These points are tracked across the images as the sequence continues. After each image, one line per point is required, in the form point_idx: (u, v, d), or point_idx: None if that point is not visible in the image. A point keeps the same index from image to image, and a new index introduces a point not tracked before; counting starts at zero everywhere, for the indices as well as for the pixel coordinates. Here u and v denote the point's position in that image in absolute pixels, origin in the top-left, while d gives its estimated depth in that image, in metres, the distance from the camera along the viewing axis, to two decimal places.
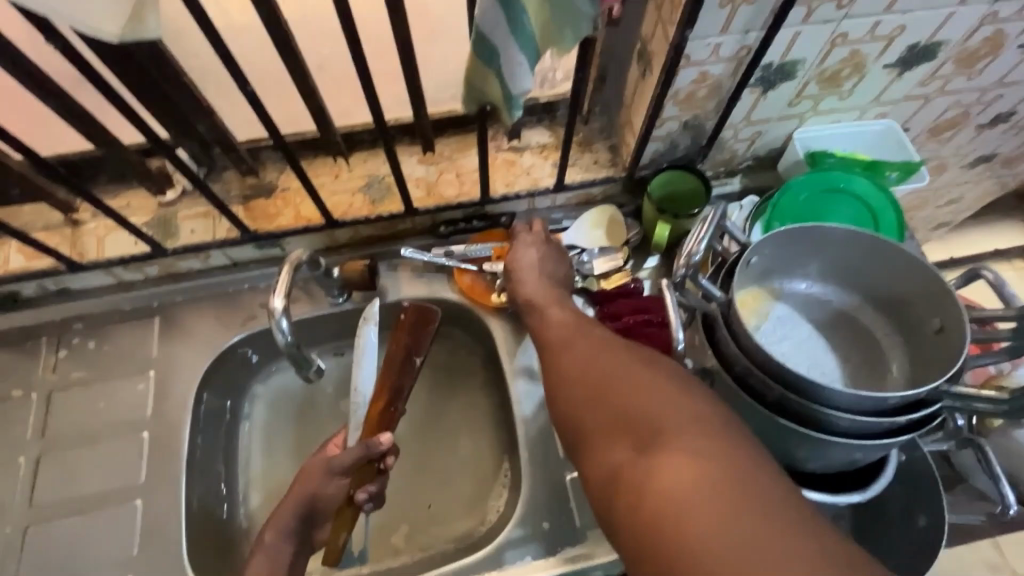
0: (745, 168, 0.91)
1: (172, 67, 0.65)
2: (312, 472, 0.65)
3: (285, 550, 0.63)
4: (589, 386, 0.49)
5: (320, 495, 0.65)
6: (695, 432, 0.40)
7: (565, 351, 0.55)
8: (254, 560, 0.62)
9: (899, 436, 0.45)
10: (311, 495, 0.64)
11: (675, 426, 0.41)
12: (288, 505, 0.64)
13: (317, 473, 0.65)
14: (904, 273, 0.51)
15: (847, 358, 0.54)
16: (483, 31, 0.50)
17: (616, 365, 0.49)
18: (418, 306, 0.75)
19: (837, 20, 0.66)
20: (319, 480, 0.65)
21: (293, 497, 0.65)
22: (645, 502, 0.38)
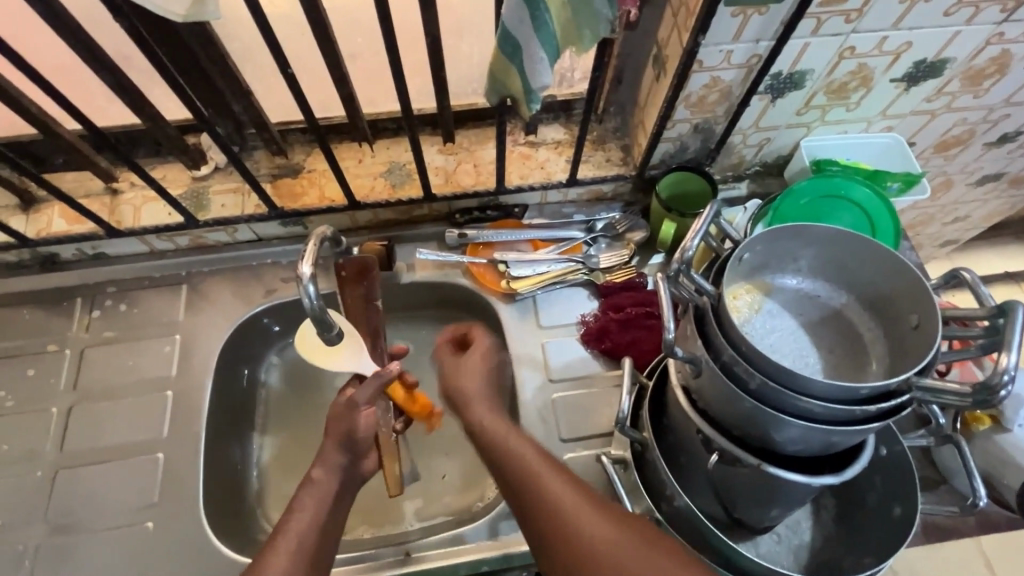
0: (752, 173, 0.94)
1: (215, 48, 0.70)
2: (337, 415, 0.65)
3: (334, 484, 0.63)
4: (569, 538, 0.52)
5: (356, 430, 0.64)
6: None
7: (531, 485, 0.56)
8: (305, 492, 0.62)
9: (869, 424, 0.48)
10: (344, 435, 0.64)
11: None
12: (329, 444, 0.64)
13: (343, 412, 0.65)
14: (887, 270, 0.54)
15: (832, 351, 0.57)
16: (508, 27, 0.54)
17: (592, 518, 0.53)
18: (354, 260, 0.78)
19: (846, 33, 0.69)
20: (348, 416, 0.64)
21: (329, 437, 0.65)
22: None
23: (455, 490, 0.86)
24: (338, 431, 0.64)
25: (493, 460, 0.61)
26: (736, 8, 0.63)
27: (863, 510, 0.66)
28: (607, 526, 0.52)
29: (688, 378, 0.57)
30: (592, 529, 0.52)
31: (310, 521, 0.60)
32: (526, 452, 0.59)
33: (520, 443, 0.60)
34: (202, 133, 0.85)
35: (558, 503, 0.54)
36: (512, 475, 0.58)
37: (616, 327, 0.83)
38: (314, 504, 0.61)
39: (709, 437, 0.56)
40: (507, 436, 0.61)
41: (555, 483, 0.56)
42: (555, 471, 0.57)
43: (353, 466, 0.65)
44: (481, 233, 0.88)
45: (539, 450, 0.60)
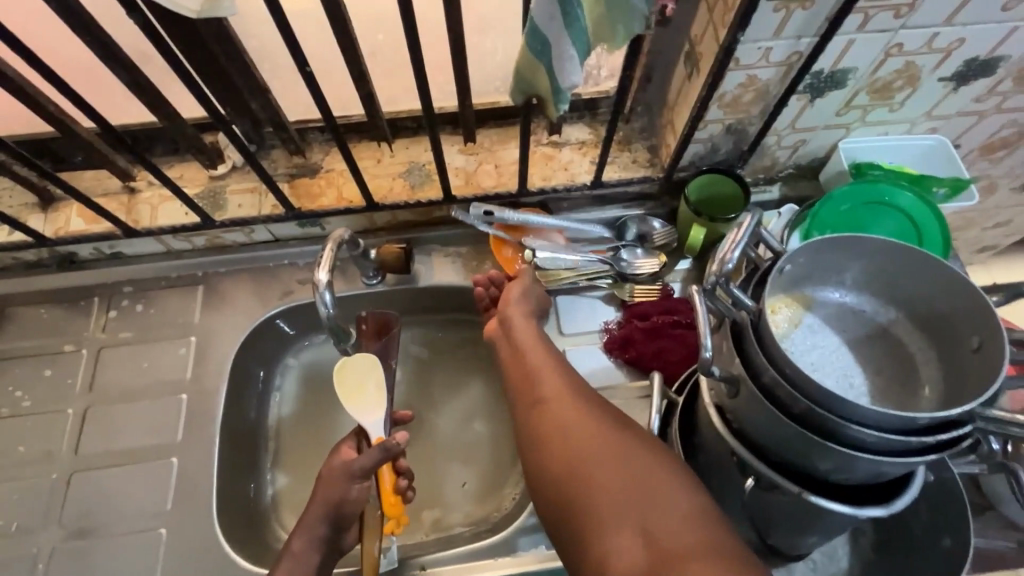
0: (785, 176, 0.90)
1: (232, 44, 0.68)
2: (331, 480, 0.64)
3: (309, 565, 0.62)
4: (539, 399, 0.59)
5: (346, 501, 0.63)
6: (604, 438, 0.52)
7: (526, 366, 0.64)
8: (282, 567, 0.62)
9: (925, 456, 0.44)
10: (332, 503, 0.63)
11: (589, 435, 0.53)
12: (315, 512, 0.63)
13: (339, 480, 0.64)
14: (944, 287, 0.50)
15: (878, 371, 0.53)
16: (537, 23, 0.51)
17: (560, 384, 0.60)
18: (377, 316, 0.79)
19: (894, 29, 0.65)
20: (341, 487, 0.63)
21: (315, 504, 0.64)
22: (571, 482, 0.51)
23: (473, 500, 0.84)
24: (327, 498, 0.64)
25: (515, 368, 0.66)
26: (778, 3, 0.59)
27: (907, 539, 0.62)
28: (586, 412, 0.56)
29: (722, 397, 0.54)
30: (558, 392, 0.59)
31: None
32: (537, 360, 0.64)
33: (537, 356, 0.65)
34: (219, 131, 0.84)
35: (548, 394, 0.59)
36: (523, 378, 0.64)
37: (642, 337, 0.79)
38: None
39: (744, 460, 0.53)
40: (525, 341, 0.68)
41: (554, 381, 0.61)
42: (556, 373, 0.62)
43: (332, 539, 0.65)
44: (509, 215, 0.80)
45: (551, 358, 0.65)
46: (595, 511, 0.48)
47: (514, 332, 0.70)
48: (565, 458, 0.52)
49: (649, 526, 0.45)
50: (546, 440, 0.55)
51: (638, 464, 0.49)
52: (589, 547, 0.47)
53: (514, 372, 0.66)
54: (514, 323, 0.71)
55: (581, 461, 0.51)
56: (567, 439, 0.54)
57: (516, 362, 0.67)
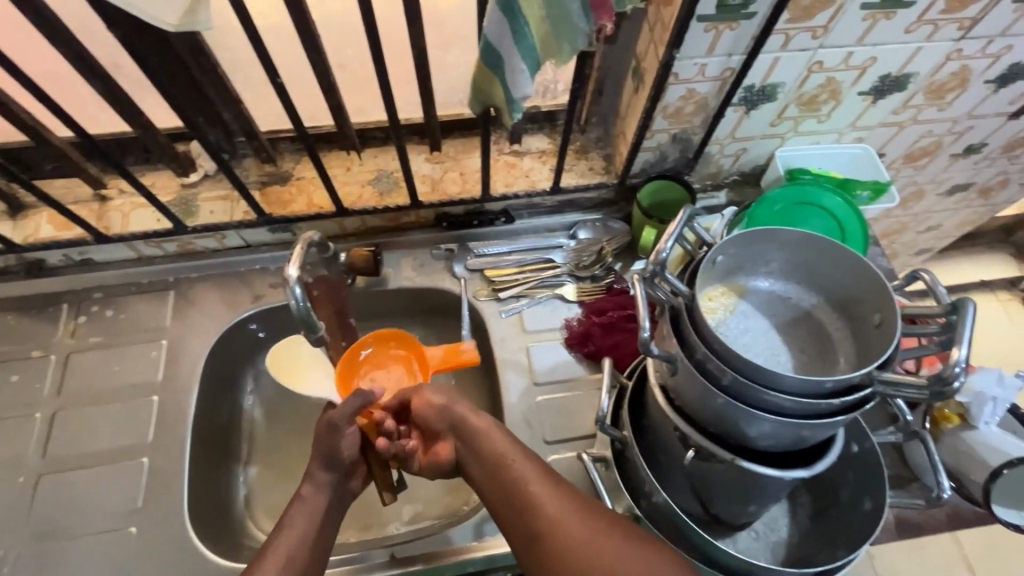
0: (730, 182, 0.97)
1: (206, 57, 0.71)
2: (319, 436, 0.66)
3: (323, 500, 0.64)
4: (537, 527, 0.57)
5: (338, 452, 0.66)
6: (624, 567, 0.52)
7: (508, 481, 0.60)
8: (292, 510, 0.63)
9: (835, 417, 0.50)
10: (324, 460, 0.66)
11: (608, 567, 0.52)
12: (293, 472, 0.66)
13: (324, 434, 0.66)
14: (853, 273, 0.57)
15: (802, 350, 0.59)
16: (490, 39, 0.56)
17: (551, 501, 0.58)
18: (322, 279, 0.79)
19: (813, 49, 0.73)
20: (328, 440, 0.66)
21: (314, 458, 0.66)
22: None
23: (443, 492, 0.87)
24: (319, 451, 0.66)
25: (491, 476, 0.62)
26: (708, 24, 0.66)
27: (837, 507, 0.68)
28: (602, 537, 0.55)
29: (665, 376, 0.59)
30: (553, 512, 0.57)
31: (299, 537, 0.60)
32: (526, 471, 0.60)
33: (525, 467, 0.61)
34: (191, 141, 0.87)
35: (555, 518, 0.56)
36: (513, 498, 0.59)
37: (599, 331, 0.85)
38: (303, 521, 0.62)
39: (685, 433, 0.58)
40: (498, 447, 0.63)
41: (551, 493, 0.59)
42: (551, 487, 0.59)
43: (341, 483, 0.67)
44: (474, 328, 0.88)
45: (541, 468, 0.61)
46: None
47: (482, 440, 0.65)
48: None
49: None
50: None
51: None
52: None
53: (492, 485, 0.62)
54: (473, 429, 0.66)
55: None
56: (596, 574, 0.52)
57: (491, 473, 0.62)
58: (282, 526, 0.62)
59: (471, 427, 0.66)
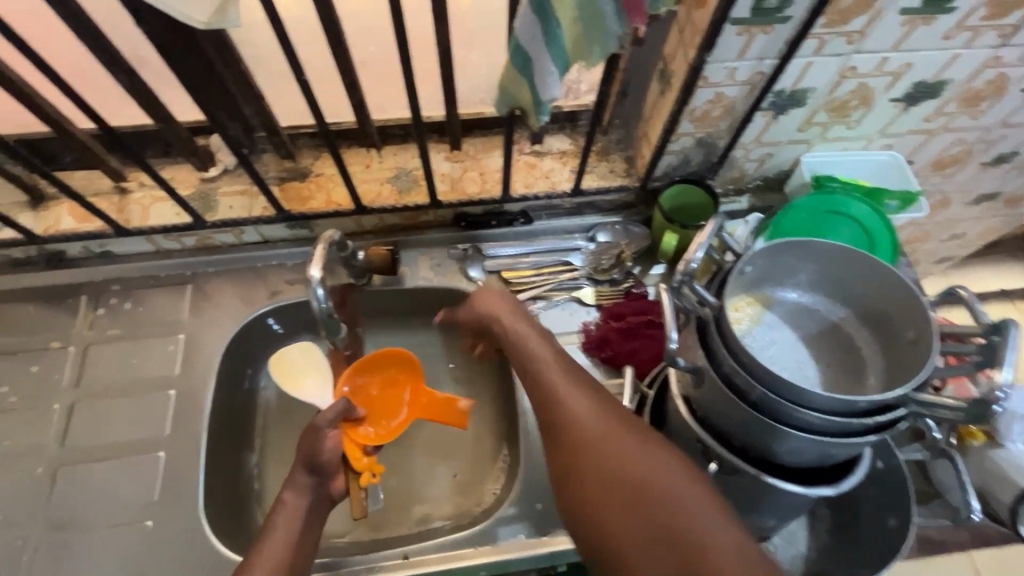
0: (753, 187, 0.96)
1: (230, 52, 0.71)
2: (306, 436, 0.68)
3: (305, 503, 0.64)
4: (532, 379, 0.61)
5: (320, 455, 0.66)
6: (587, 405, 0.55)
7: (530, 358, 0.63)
8: (277, 513, 0.63)
9: (866, 437, 0.48)
10: (306, 461, 0.66)
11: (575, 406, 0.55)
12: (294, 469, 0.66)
13: (308, 437, 0.67)
14: (885, 287, 0.55)
15: (829, 364, 0.58)
16: (520, 40, 0.55)
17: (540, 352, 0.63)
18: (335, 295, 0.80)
19: (847, 54, 0.71)
20: (310, 441, 0.67)
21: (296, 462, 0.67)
22: (580, 454, 0.52)
23: (455, 493, 0.87)
24: (302, 454, 0.66)
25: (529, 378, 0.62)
26: (741, 27, 0.65)
27: (858, 524, 0.66)
28: (607, 418, 0.54)
29: (689, 388, 0.58)
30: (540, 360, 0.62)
31: (285, 540, 0.60)
32: (559, 379, 0.58)
33: (558, 376, 0.59)
34: (211, 135, 0.87)
35: (583, 424, 0.54)
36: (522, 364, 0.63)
37: (616, 336, 0.84)
38: (286, 524, 0.61)
39: (708, 446, 0.57)
40: (531, 343, 0.64)
41: (582, 399, 0.56)
42: (585, 394, 0.56)
43: (323, 487, 0.67)
44: None
45: (563, 361, 0.62)
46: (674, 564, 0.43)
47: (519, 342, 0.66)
48: (613, 484, 0.49)
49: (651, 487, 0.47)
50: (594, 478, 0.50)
51: (676, 480, 0.48)
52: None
53: (526, 387, 0.61)
54: (521, 332, 0.67)
55: (649, 503, 0.47)
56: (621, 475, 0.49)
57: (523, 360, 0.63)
58: (268, 530, 0.61)
59: (520, 331, 0.67)
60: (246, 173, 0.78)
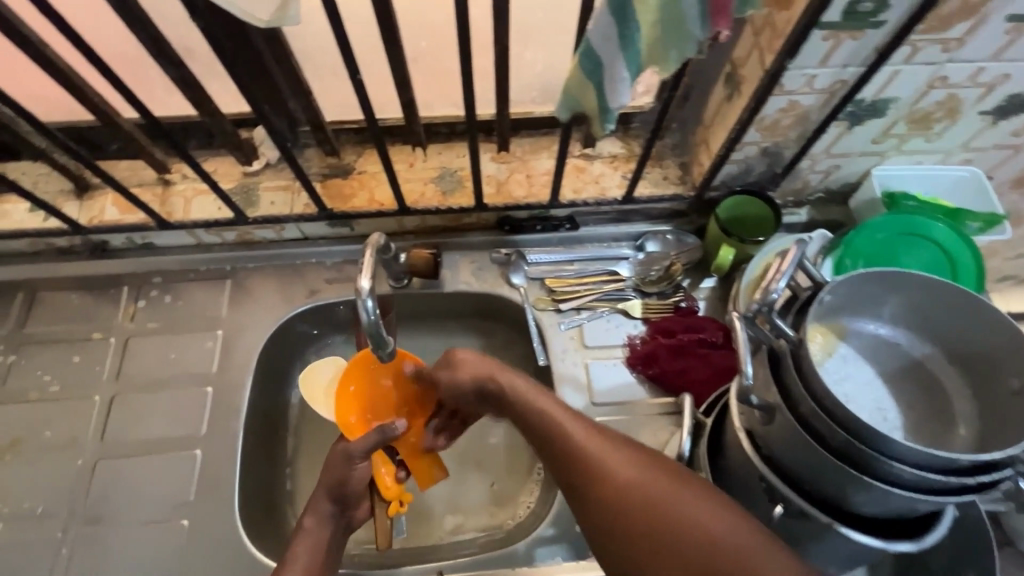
0: (814, 200, 0.90)
1: (281, 46, 0.68)
2: (332, 462, 0.64)
3: (326, 533, 0.62)
4: (542, 435, 0.56)
5: (348, 481, 0.64)
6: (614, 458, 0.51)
7: (532, 416, 0.57)
8: (299, 541, 0.61)
9: (963, 496, 0.45)
10: (335, 484, 0.64)
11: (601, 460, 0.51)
12: (319, 492, 0.64)
13: (337, 462, 0.64)
14: (983, 327, 0.51)
15: (912, 407, 0.54)
16: (592, 43, 0.51)
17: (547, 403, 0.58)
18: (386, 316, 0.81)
19: (940, 62, 0.65)
20: (340, 468, 0.64)
21: (321, 486, 0.64)
22: (619, 513, 0.47)
23: (488, 505, 0.84)
24: (328, 480, 0.64)
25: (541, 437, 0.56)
26: (828, 31, 0.60)
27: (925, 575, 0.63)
28: (641, 470, 0.49)
29: (755, 423, 0.54)
30: (550, 412, 0.57)
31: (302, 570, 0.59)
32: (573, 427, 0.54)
33: (575, 429, 0.54)
34: (255, 127, 0.85)
35: (615, 475, 0.49)
36: (528, 425, 0.57)
37: (665, 354, 0.80)
38: (307, 554, 0.60)
39: (774, 487, 0.54)
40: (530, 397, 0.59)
41: (605, 448, 0.52)
42: (607, 441, 0.52)
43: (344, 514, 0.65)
44: (537, 346, 0.84)
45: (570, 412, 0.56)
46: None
47: (523, 402, 0.59)
48: (663, 546, 0.45)
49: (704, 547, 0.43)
50: (636, 538, 0.46)
51: (727, 535, 0.44)
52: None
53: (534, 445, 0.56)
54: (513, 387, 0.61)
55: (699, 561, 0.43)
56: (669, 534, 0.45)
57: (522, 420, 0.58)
58: (288, 559, 0.60)
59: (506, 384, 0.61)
60: (290, 170, 0.76)
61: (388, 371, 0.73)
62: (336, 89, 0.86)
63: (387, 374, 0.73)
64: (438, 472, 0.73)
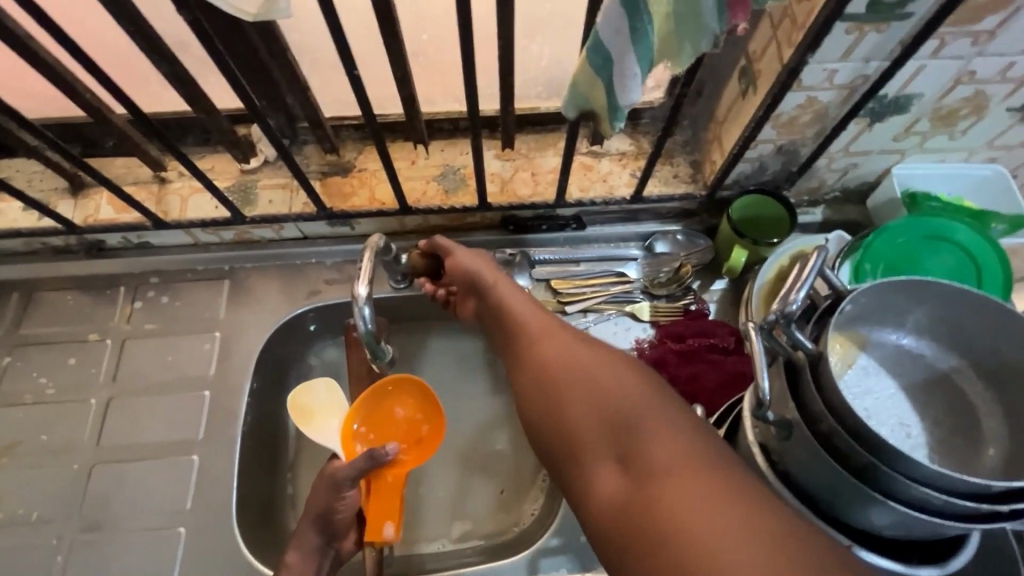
0: (830, 199, 0.86)
1: (276, 40, 0.66)
2: (321, 489, 0.66)
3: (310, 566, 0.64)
4: (524, 340, 0.60)
5: (334, 509, 0.65)
6: (582, 359, 0.54)
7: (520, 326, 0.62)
8: None
9: (993, 523, 0.42)
10: (322, 511, 0.65)
11: (568, 359, 0.55)
12: (304, 525, 0.65)
13: (325, 489, 0.66)
14: (1014, 340, 0.48)
15: (936, 423, 0.52)
16: (601, 37, 0.49)
17: (535, 316, 0.62)
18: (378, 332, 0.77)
19: (969, 56, 0.62)
20: (326, 497, 0.65)
21: (306, 517, 0.66)
22: (572, 402, 0.52)
23: (491, 511, 0.82)
24: (314, 509, 0.65)
25: (510, 343, 0.62)
26: (851, 24, 0.57)
27: None
28: (603, 371, 0.53)
29: (769, 438, 0.52)
30: (536, 324, 0.61)
31: None
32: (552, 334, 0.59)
33: (556, 337, 0.58)
34: (252, 124, 0.83)
35: (579, 374, 0.53)
36: (512, 334, 0.62)
37: (675, 359, 0.78)
38: None
39: (789, 504, 0.52)
40: (517, 307, 0.65)
41: (574, 352, 0.56)
42: (582, 347, 0.56)
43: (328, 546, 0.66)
44: None
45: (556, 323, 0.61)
46: (654, 502, 0.42)
47: (513, 312, 0.64)
48: (604, 432, 0.49)
49: (642, 441, 0.46)
50: (581, 426, 0.50)
51: (670, 433, 0.46)
52: (641, 552, 0.41)
53: (515, 351, 0.61)
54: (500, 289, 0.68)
55: (634, 451, 0.46)
56: (605, 416, 0.49)
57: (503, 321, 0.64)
58: None
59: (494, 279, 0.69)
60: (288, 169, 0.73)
61: (404, 400, 0.76)
62: (335, 84, 0.84)
63: (402, 402, 0.76)
64: (388, 529, 0.66)
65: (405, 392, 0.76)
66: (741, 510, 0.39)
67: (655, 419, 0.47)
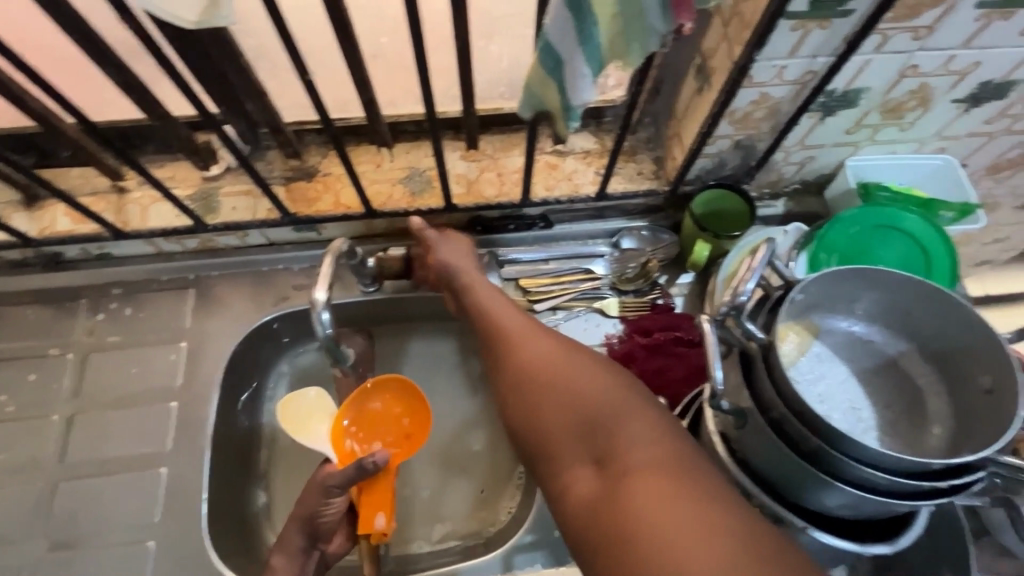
0: (790, 191, 0.88)
1: (231, 45, 0.65)
2: (309, 492, 0.65)
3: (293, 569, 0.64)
4: (504, 343, 0.61)
5: (319, 515, 0.65)
6: (563, 367, 0.56)
7: (501, 328, 0.62)
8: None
9: (936, 499, 0.44)
10: (310, 515, 0.65)
11: (550, 366, 0.56)
12: (292, 527, 0.65)
13: (315, 494, 0.65)
14: (954, 323, 0.50)
15: (885, 406, 0.55)
16: (551, 39, 0.49)
17: (518, 319, 0.63)
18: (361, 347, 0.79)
19: (911, 51, 0.64)
20: (315, 501, 0.65)
21: (293, 520, 0.65)
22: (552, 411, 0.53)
23: (468, 511, 0.83)
24: (300, 513, 0.65)
25: (488, 345, 0.63)
26: (795, 22, 0.58)
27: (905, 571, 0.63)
28: (584, 379, 0.54)
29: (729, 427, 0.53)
30: (518, 328, 0.62)
31: None
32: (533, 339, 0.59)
33: (538, 341, 0.59)
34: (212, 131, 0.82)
35: (560, 381, 0.54)
36: (493, 337, 0.62)
37: (643, 352, 0.80)
38: None
39: (749, 490, 0.53)
40: (498, 311, 0.65)
41: (556, 360, 0.57)
42: (564, 354, 0.57)
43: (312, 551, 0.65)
44: None
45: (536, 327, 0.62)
46: (622, 511, 0.44)
47: (496, 317, 0.64)
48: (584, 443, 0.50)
49: (619, 452, 0.48)
50: (562, 434, 0.52)
51: (646, 444, 0.48)
52: (608, 552, 0.43)
53: (495, 354, 0.61)
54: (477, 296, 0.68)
55: (613, 463, 0.48)
56: (583, 424, 0.51)
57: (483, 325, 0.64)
58: None
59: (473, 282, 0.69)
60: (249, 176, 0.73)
61: (382, 394, 0.75)
62: (297, 89, 0.84)
63: (380, 396, 0.75)
64: (381, 521, 0.67)
65: (381, 387, 0.75)
66: (707, 515, 0.41)
67: (632, 429, 0.49)
